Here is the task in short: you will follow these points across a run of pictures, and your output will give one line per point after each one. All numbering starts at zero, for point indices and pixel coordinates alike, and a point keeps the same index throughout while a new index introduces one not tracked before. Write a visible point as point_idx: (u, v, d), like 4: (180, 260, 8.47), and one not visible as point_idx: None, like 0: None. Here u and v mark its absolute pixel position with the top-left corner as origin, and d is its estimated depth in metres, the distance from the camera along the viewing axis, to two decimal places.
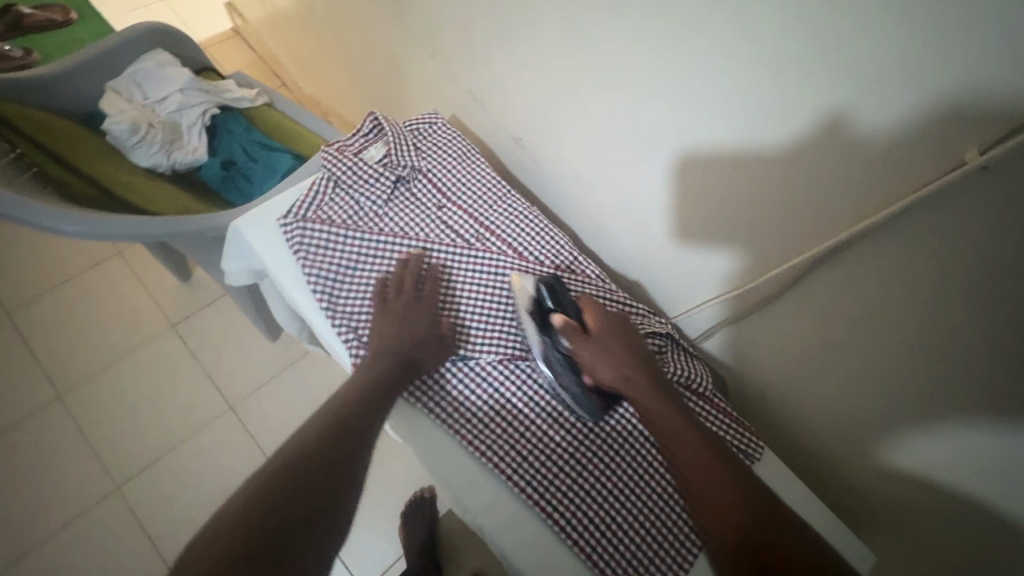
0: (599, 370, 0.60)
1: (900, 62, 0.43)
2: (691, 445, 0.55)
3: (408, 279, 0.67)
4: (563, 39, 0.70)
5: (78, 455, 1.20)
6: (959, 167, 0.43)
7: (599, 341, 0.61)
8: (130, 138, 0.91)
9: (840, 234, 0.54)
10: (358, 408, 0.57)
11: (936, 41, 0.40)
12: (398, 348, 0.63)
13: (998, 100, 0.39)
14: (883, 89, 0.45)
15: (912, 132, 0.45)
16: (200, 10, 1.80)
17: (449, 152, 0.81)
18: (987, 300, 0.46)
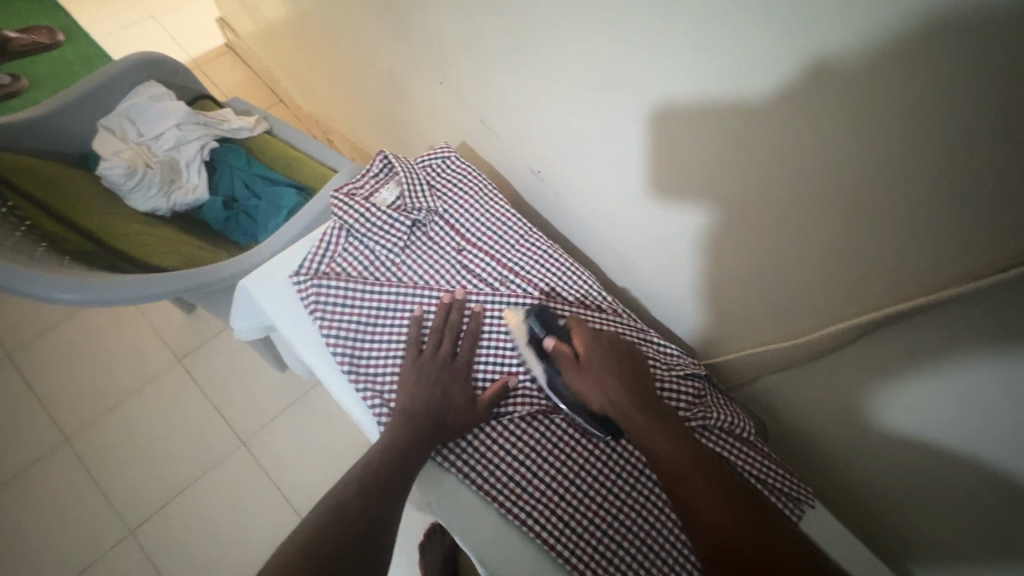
0: (595, 400, 0.57)
1: (983, 121, 0.37)
2: (700, 475, 0.51)
3: (447, 330, 0.63)
4: (585, 70, 0.65)
5: (88, 499, 1.16)
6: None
7: (593, 369, 0.57)
8: (126, 182, 0.87)
9: (906, 301, 0.49)
10: (396, 478, 0.54)
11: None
12: (433, 410, 0.59)
13: None
14: (961, 156, 0.39)
15: (999, 202, 0.39)
16: (191, 25, 1.74)
17: (466, 188, 0.74)
18: None
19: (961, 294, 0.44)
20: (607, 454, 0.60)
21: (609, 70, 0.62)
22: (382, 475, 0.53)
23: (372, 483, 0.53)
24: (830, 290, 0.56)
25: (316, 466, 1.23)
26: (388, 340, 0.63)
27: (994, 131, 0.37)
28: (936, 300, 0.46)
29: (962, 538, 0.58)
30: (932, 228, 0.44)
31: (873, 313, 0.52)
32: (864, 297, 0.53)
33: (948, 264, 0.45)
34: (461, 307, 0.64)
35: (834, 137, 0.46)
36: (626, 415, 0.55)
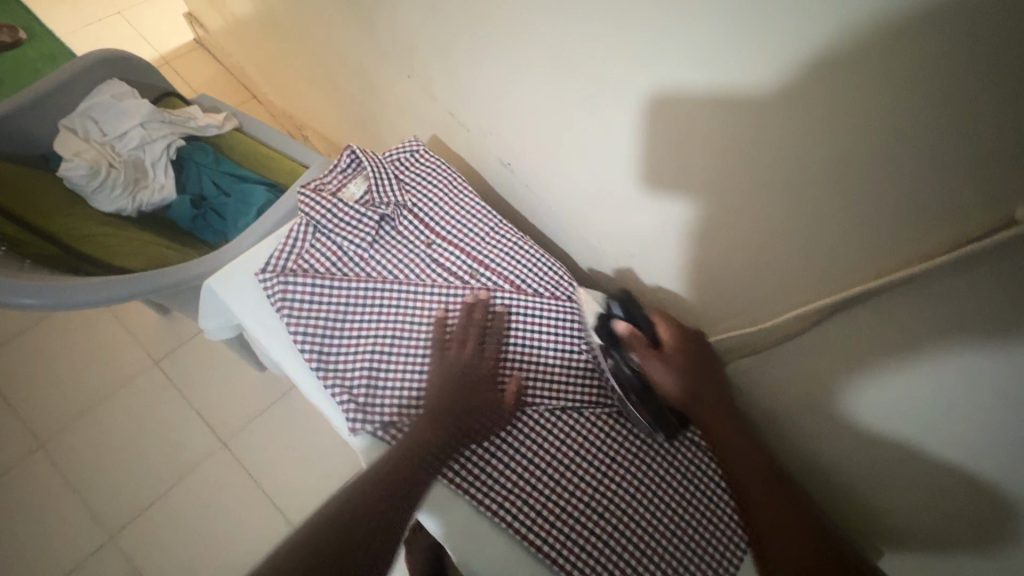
0: (669, 387, 0.60)
1: (924, 101, 0.39)
2: (757, 464, 0.58)
3: (470, 331, 0.63)
4: (549, 60, 0.65)
5: (66, 505, 1.15)
6: (1003, 229, 0.39)
7: (671, 358, 0.60)
8: (89, 183, 0.85)
9: (863, 284, 0.50)
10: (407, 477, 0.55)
11: (966, 85, 0.36)
12: (456, 411, 0.59)
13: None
14: (908, 134, 0.41)
15: (944, 181, 0.41)
16: (160, 20, 1.70)
17: (434, 181, 0.73)
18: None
19: (915, 276, 0.45)
20: (575, 443, 0.62)
21: (571, 60, 0.63)
22: (394, 475, 0.54)
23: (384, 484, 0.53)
24: (793, 273, 0.57)
25: (298, 467, 1.22)
26: (358, 336, 0.62)
27: (947, 113, 0.38)
28: (891, 283, 0.47)
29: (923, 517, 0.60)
30: (892, 208, 0.45)
31: (838, 294, 0.53)
32: (824, 280, 0.54)
33: (903, 245, 0.46)
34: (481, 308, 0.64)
35: (791, 120, 0.47)
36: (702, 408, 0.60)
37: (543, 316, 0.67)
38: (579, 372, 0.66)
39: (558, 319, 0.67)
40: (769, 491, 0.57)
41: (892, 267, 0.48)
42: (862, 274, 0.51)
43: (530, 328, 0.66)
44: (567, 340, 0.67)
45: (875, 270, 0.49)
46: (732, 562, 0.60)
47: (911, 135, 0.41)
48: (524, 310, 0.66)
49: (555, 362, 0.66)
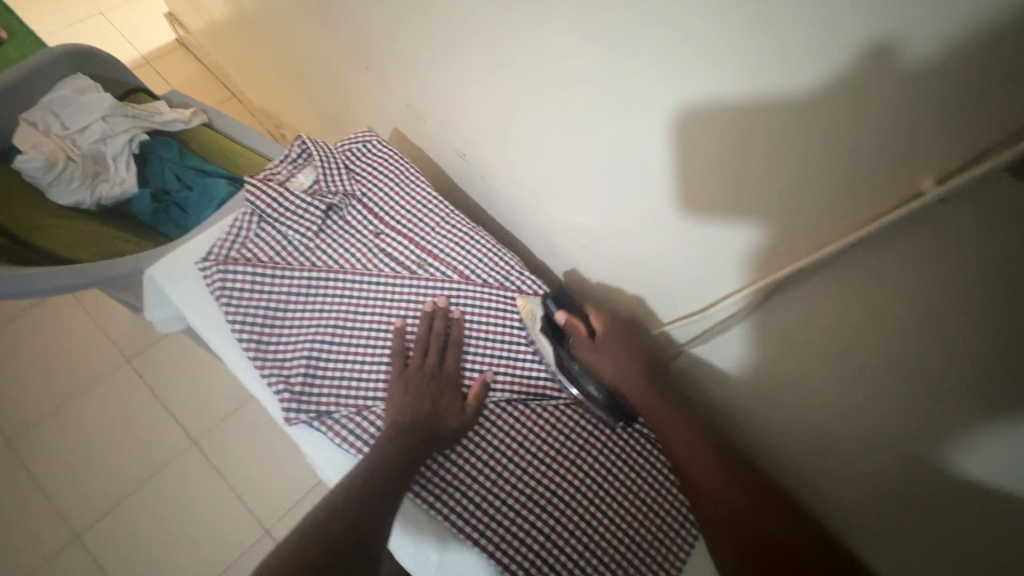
0: (605, 372, 0.62)
1: (836, 71, 0.39)
2: (699, 453, 0.59)
3: (433, 340, 0.62)
4: (495, 47, 0.65)
5: (32, 503, 1.14)
6: (915, 198, 0.39)
7: (606, 346, 0.63)
8: (45, 176, 0.85)
9: (797, 263, 0.50)
10: (386, 493, 0.52)
11: (872, 53, 0.36)
12: (425, 423, 0.57)
13: (946, 115, 0.35)
14: (822, 108, 0.41)
15: (863, 153, 0.41)
16: (140, 21, 1.71)
17: (385, 171, 0.72)
18: (957, 327, 0.42)
19: (845, 248, 0.45)
20: (518, 436, 0.62)
21: (515, 47, 0.63)
22: (363, 490, 0.52)
23: (367, 501, 0.51)
24: (735, 258, 0.56)
25: (269, 467, 1.21)
26: (300, 328, 0.61)
27: (862, 81, 0.38)
28: (824, 257, 0.47)
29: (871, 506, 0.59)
30: (818, 183, 0.45)
31: (776, 274, 0.52)
32: (764, 264, 0.54)
33: (832, 221, 0.46)
34: (444, 314, 0.64)
35: (717, 98, 0.47)
36: (644, 402, 0.62)
37: (502, 316, 0.66)
38: (535, 374, 0.66)
39: (507, 312, 0.66)
40: (715, 476, 0.58)
41: (822, 242, 0.47)
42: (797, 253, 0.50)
43: (480, 322, 0.66)
44: (515, 333, 0.66)
45: (806, 248, 0.49)
46: (678, 557, 0.60)
47: (830, 105, 0.40)
48: (471, 302, 0.66)
49: (506, 357, 0.65)
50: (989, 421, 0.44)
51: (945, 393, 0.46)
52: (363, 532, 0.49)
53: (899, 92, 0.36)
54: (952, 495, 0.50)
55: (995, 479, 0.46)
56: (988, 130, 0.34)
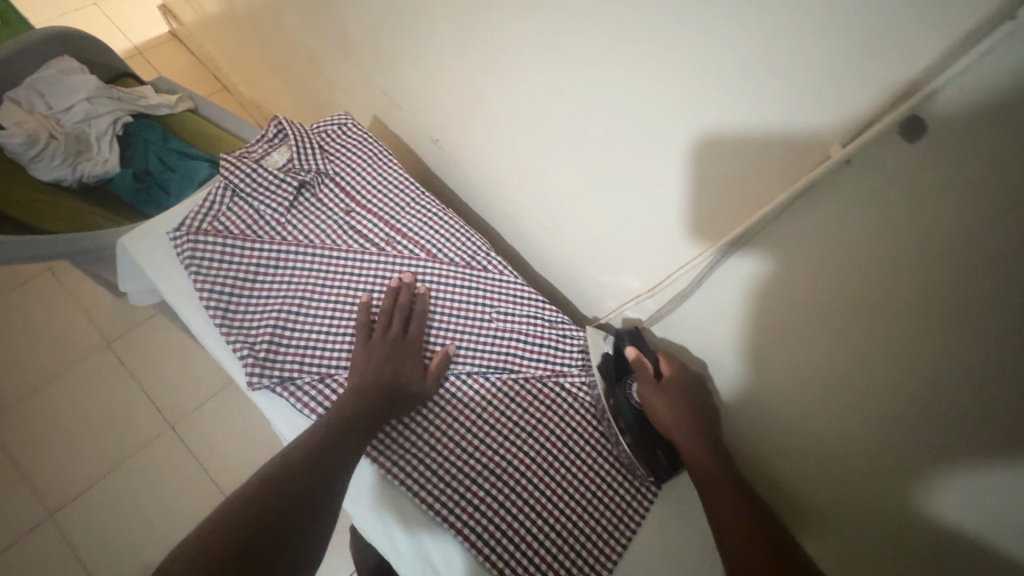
0: (661, 412, 0.61)
1: (762, 45, 0.43)
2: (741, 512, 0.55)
3: (397, 311, 0.64)
4: (467, 35, 0.69)
5: (7, 482, 1.14)
6: (826, 160, 0.44)
7: (669, 389, 0.63)
8: (27, 151, 0.86)
9: (737, 229, 0.54)
10: (334, 450, 0.53)
11: (789, 26, 0.41)
12: (384, 387, 0.59)
13: (847, 81, 0.40)
14: (752, 81, 0.45)
15: (787, 122, 0.45)
16: (133, 13, 1.73)
17: (359, 152, 0.75)
18: (877, 286, 0.46)
19: (776, 211, 0.50)
20: (477, 404, 0.64)
21: (485, 34, 0.66)
22: (315, 449, 0.53)
23: (320, 457, 0.52)
24: (686, 229, 0.61)
25: (247, 449, 1.22)
26: (268, 299, 0.63)
27: (784, 54, 0.42)
28: (759, 221, 0.52)
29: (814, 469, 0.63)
30: (755, 152, 0.49)
31: (723, 241, 0.56)
32: (713, 233, 0.58)
33: (767, 189, 0.50)
34: (410, 287, 0.66)
35: (663, 75, 0.51)
36: (694, 451, 0.59)
37: (465, 291, 0.68)
38: (495, 347, 0.67)
39: (471, 287, 0.68)
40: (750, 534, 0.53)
41: (754, 209, 0.52)
42: (740, 220, 0.54)
43: (443, 296, 0.67)
44: (478, 309, 0.68)
45: (746, 214, 0.53)
46: (629, 527, 0.61)
47: (758, 75, 0.45)
48: (437, 277, 0.68)
49: (469, 331, 0.67)
50: (905, 374, 0.48)
51: (869, 349, 0.50)
52: (309, 491, 0.50)
53: (819, 58, 0.41)
54: (880, 456, 0.54)
55: (915, 436, 0.50)
56: (890, 88, 0.39)
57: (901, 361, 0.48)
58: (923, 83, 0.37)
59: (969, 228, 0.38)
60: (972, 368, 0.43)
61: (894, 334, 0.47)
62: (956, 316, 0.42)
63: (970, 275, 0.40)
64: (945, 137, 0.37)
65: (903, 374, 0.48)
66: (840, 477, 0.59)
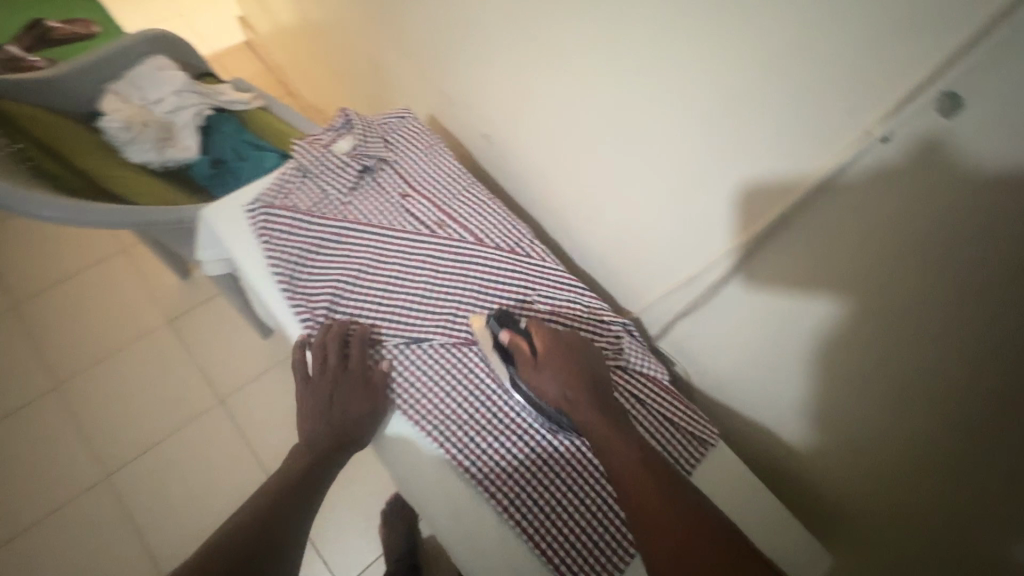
0: (548, 396, 0.58)
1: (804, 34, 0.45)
2: (647, 485, 0.51)
3: (332, 343, 0.64)
4: (520, 34, 0.73)
5: (74, 441, 1.23)
6: (863, 138, 0.45)
7: (548, 367, 0.58)
8: (123, 136, 0.98)
9: (771, 214, 0.56)
10: (302, 496, 0.61)
11: (826, 14, 0.43)
12: (332, 431, 0.62)
13: (886, 60, 0.42)
14: (793, 65, 0.47)
15: (825, 105, 0.47)
16: (213, 23, 1.89)
17: (416, 143, 0.81)
18: (916, 269, 0.47)
19: (811, 194, 0.51)
20: None
21: (538, 34, 0.71)
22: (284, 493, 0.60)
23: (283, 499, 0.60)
24: (723, 218, 0.62)
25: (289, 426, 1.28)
26: (328, 269, 0.69)
27: (822, 37, 0.44)
28: (795, 205, 0.53)
29: (848, 459, 0.63)
30: (791, 138, 0.50)
31: (759, 225, 0.57)
32: (752, 219, 0.59)
33: (799, 176, 0.52)
34: (346, 326, 0.66)
35: (703, 66, 0.54)
36: (592, 431, 0.55)
37: (508, 271, 0.71)
38: None
39: (515, 270, 0.71)
40: (660, 508, 0.50)
41: (787, 195, 0.54)
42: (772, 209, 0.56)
43: (487, 275, 0.70)
44: (518, 291, 0.70)
45: (781, 201, 0.54)
46: None
47: (797, 60, 0.46)
48: (482, 258, 0.71)
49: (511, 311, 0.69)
50: (948, 358, 0.48)
51: (906, 330, 0.50)
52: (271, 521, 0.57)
53: (857, 42, 0.43)
54: (927, 449, 0.54)
55: (960, 422, 0.49)
56: (926, 62, 0.40)
57: (947, 344, 0.47)
58: (957, 59, 0.38)
59: (1003, 202, 0.39)
60: (1012, 347, 0.43)
61: (935, 316, 0.47)
62: (997, 294, 0.42)
63: (1006, 250, 0.40)
64: (979, 108, 0.38)
65: (948, 358, 0.48)
66: (879, 464, 0.60)
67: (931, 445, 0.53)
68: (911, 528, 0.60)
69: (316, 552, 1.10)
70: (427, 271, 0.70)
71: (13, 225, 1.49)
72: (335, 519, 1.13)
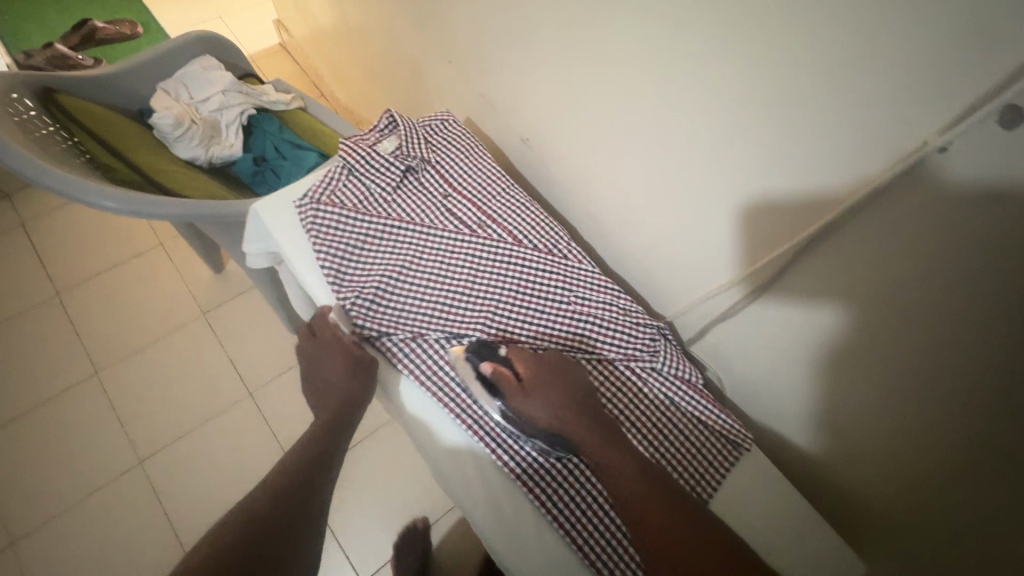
0: (542, 418, 0.58)
1: (858, 48, 0.46)
2: (644, 496, 0.55)
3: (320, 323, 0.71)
4: (564, 41, 0.75)
5: (109, 427, 1.27)
6: (920, 148, 0.45)
7: (539, 390, 0.59)
8: (172, 132, 1.01)
9: (816, 222, 0.56)
10: (320, 466, 0.64)
11: (882, 28, 0.44)
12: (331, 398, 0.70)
13: (945, 74, 0.42)
14: (847, 76, 0.48)
15: (879, 115, 0.47)
16: (252, 26, 1.94)
17: (457, 146, 0.83)
18: (970, 281, 0.47)
19: (860, 203, 0.51)
20: None
21: (581, 42, 0.72)
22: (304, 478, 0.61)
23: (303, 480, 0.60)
24: (764, 226, 0.62)
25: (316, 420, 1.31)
26: (372, 265, 0.71)
27: (879, 50, 0.45)
28: (841, 215, 0.53)
29: (883, 470, 0.63)
30: (841, 149, 0.51)
31: (800, 235, 0.58)
32: (796, 227, 0.59)
33: (848, 185, 0.52)
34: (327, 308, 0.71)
35: (751, 76, 0.54)
36: (590, 448, 0.58)
37: (547, 272, 0.72)
38: (572, 326, 0.70)
39: (553, 271, 0.73)
40: (664, 512, 0.54)
41: (833, 206, 0.54)
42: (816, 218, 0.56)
43: (526, 275, 0.72)
44: (556, 291, 0.71)
45: (825, 210, 0.55)
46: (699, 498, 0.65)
47: (851, 71, 0.47)
48: (522, 259, 0.73)
49: (549, 311, 0.70)
50: (999, 372, 0.47)
51: (955, 341, 0.50)
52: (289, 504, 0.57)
53: (913, 56, 0.43)
54: (970, 462, 0.54)
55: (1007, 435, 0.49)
56: (987, 75, 0.40)
57: (998, 357, 0.47)
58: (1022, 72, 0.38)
59: None
60: None
61: (985, 328, 0.47)
62: None
63: None
64: None
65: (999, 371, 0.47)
66: (918, 476, 0.60)
67: (974, 459, 0.53)
68: (946, 542, 0.60)
69: (338, 546, 1.11)
70: (467, 269, 0.72)
71: (57, 216, 1.54)
72: (361, 513, 1.14)
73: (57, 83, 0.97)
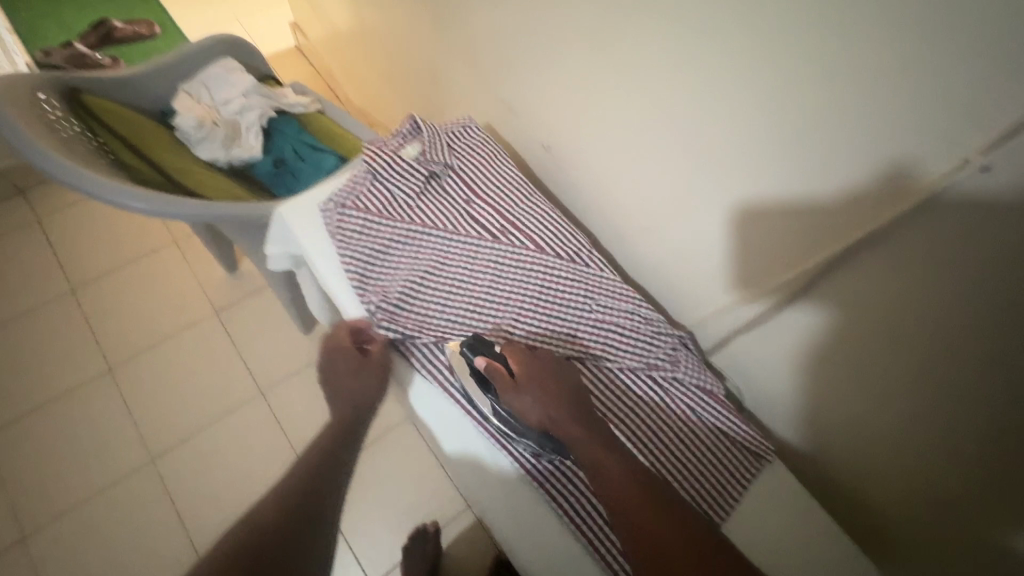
0: (531, 414, 0.58)
1: (896, 64, 0.45)
2: (631, 496, 0.52)
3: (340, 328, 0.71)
4: (588, 50, 0.74)
5: (121, 425, 1.28)
6: (960, 167, 0.44)
7: (528, 385, 0.59)
8: (195, 134, 1.04)
9: (847, 238, 0.55)
10: (336, 467, 0.62)
11: (923, 44, 0.43)
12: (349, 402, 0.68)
13: (989, 91, 0.41)
14: (884, 91, 0.46)
15: (917, 132, 0.46)
16: (268, 27, 1.95)
17: (478, 152, 0.84)
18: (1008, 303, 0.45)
19: (895, 220, 0.50)
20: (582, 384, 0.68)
21: (605, 51, 0.72)
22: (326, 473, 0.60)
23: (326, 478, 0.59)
24: (791, 240, 0.61)
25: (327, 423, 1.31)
26: (394, 269, 0.72)
27: (919, 65, 0.44)
28: (873, 231, 0.53)
29: (907, 486, 0.63)
30: (875, 164, 0.50)
31: (829, 249, 0.57)
32: (824, 242, 0.58)
33: (881, 201, 0.51)
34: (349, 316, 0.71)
35: (783, 87, 0.54)
36: (577, 445, 0.56)
37: (569, 280, 0.72)
38: (594, 335, 0.71)
39: (576, 279, 0.73)
40: (652, 514, 0.51)
41: (864, 221, 0.53)
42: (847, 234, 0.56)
43: (549, 282, 0.72)
44: (578, 299, 0.71)
45: (855, 226, 0.54)
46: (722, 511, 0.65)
47: (888, 87, 0.46)
48: (544, 266, 0.73)
49: (571, 319, 0.71)
50: None
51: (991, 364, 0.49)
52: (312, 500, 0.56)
53: (954, 73, 0.42)
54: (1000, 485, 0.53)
55: None
56: None
57: None
58: None
59: None
60: None
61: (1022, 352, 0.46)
62: None
63: None
64: None
65: None
66: (946, 494, 0.59)
67: (1005, 483, 0.52)
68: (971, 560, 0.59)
69: (348, 550, 1.11)
70: (490, 275, 0.72)
71: (73, 213, 1.55)
72: (371, 518, 1.14)
73: (81, 83, 0.98)
